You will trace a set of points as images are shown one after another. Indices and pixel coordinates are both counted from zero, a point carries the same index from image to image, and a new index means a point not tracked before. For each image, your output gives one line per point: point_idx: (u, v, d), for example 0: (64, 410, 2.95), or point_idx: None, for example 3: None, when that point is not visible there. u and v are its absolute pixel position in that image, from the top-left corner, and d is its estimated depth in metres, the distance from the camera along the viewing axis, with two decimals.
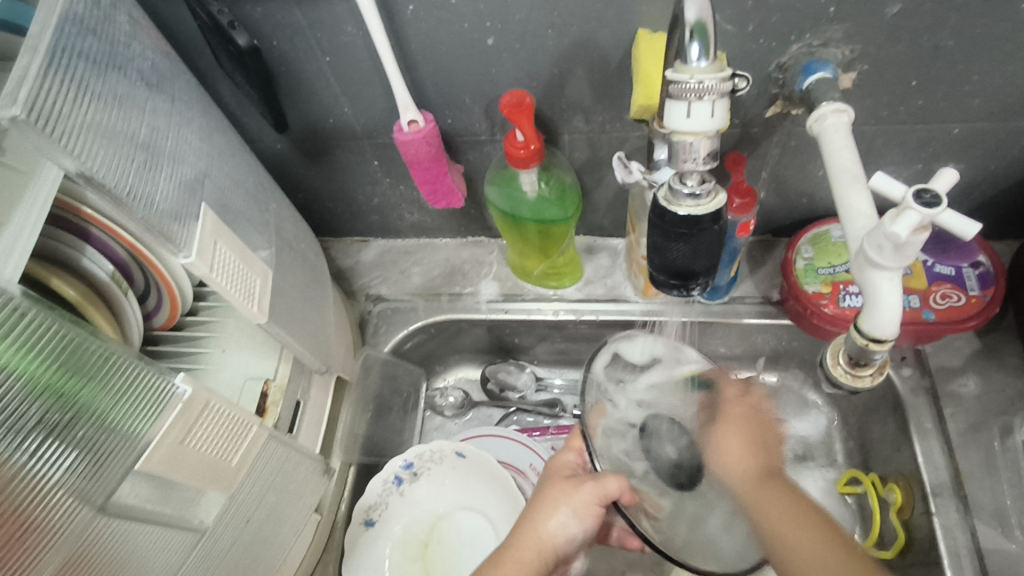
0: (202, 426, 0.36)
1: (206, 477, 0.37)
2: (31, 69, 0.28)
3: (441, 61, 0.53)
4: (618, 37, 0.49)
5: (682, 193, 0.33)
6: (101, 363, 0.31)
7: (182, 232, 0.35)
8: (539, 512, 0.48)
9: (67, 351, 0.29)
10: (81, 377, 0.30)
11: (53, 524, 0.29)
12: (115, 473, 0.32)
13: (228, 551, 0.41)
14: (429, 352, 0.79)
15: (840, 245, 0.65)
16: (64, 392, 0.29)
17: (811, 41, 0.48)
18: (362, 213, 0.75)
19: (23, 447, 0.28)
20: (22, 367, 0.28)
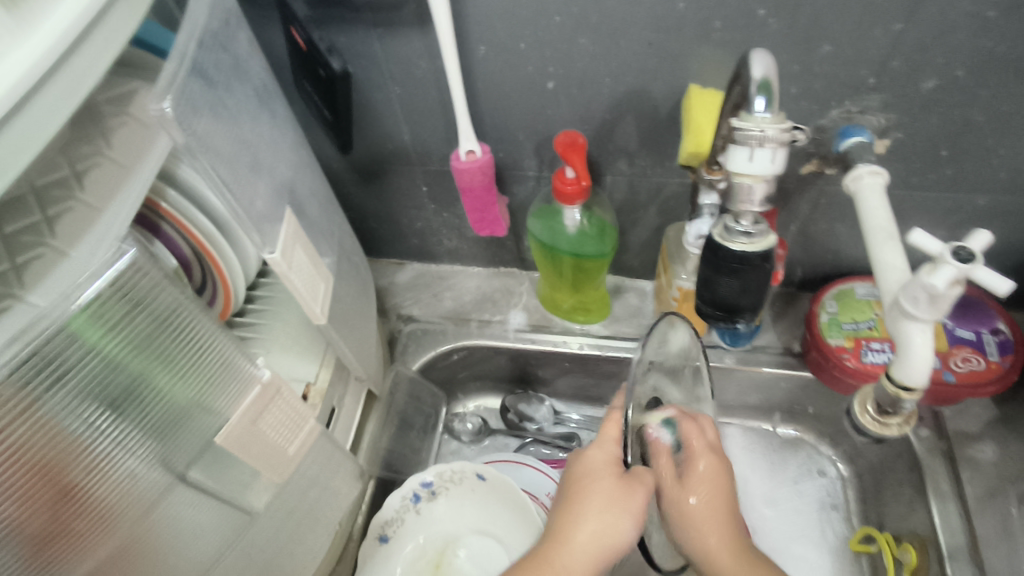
0: (271, 413, 0.42)
1: (268, 460, 0.42)
2: (179, 72, 0.31)
3: (502, 98, 0.56)
4: (670, 89, 0.53)
5: (736, 231, 0.36)
6: (197, 344, 0.37)
7: (272, 230, 0.38)
8: (575, 515, 0.45)
9: (174, 330, 0.35)
10: (170, 359, 0.36)
11: (129, 490, 0.34)
12: (182, 447, 0.37)
13: (268, 543, 0.45)
14: (452, 376, 0.81)
15: (865, 301, 0.67)
16: (150, 370, 0.35)
17: (851, 108, 0.51)
18: (403, 235, 0.78)
19: (131, 402, 0.34)
20: (127, 345, 0.33)
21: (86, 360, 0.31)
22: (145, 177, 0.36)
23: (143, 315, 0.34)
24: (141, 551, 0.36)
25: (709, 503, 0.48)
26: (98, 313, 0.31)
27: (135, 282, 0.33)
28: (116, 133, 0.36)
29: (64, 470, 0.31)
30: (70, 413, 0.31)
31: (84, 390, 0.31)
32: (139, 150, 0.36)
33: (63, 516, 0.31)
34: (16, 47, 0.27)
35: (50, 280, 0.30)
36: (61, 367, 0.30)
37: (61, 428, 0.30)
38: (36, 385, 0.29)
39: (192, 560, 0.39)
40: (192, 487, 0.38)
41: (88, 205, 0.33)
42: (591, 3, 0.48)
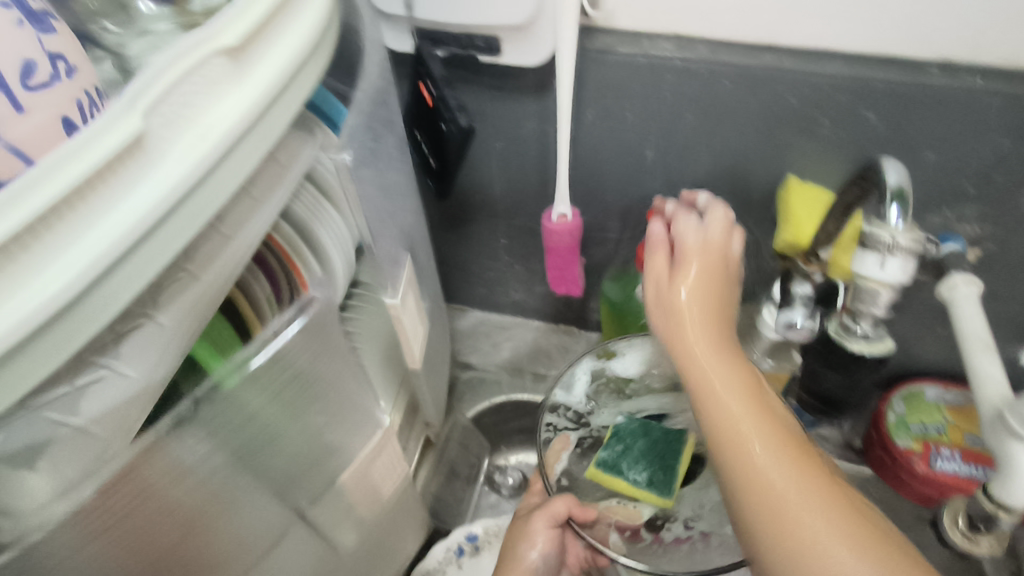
0: (379, 454, 0.49)
1: (368, 498, 0.49)
2: None
3: (599, 165, 0.58)
4: (768, 175, 0.54)
5: None
6: (316, 401, 0.42)
7: None
8: (515, 555, 0.58)
9: (305, 390, 0.41)
10: (295, 414, 0.41)
11: (234, 517, 0.40)
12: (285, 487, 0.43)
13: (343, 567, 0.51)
14: (501, 427, 0.81)
15: (934, 405, 0.65)
16: (289, 425, 0.41)
17: (947, 214, 0.52)
18: (471, 282, 0.79)
19: (264, 452, 0.40)
20: (271, 405, 0.39)
21: (234, 416, 0.37)
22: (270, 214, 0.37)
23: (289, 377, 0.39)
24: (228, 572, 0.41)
25: (767, 434, 0.35)
26: (263, 378, 0.37)
27: (291, 355, 0.38)
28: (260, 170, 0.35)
29: (190, 497, 0.37)
30: (214, 456, 0.37)
31: (225, 440, 0.37)
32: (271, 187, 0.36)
33: (176, 535, 0.37)
34: (227, 92, 0.27)
35: (178, 302, 0.33)
36: (219, 418, 0.36)
37: (199, 467, 0.36)
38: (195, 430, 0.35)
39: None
40: (300, 525, 0.45)
41: (224, 234, 0.34)
42: (704, 90, 0.50)
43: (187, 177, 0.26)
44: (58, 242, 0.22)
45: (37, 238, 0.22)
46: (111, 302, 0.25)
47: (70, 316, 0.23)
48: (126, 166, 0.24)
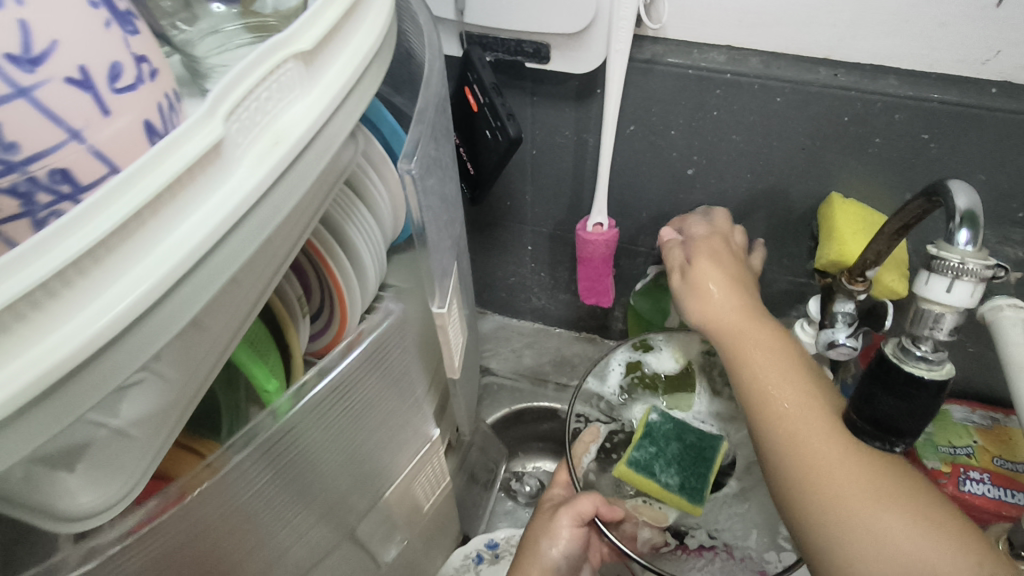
0: (424, 467, 0.51)
1: (408, 512, 0.51)
2: (420, 134, 0.33)
3: (637, 177, 0.58)
4: (810, 193, 0.53)
5: (914, 353, 0.35)
6: (367, 426, 0.43)
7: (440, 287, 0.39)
8: (532, 553, 0.55)
9: (358, 417, 0.42)
10: (347, 439, 0.42)
11: (274, 542, 0.40)
12: (329, 510, 0.43)
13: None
14: (519, 434, 0.80)
15: (963, 427, 0.65)
16: (337, 451, 0.42)
17: (991, 238, 0.52)
18: (494, 287, 0.78)
19: (319, 475, 0.41)
20: (324, 434, 0.40)
21: (291, 444, 0.37)
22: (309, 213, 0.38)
23: (345, 408, 0.40)
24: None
25: (871, 514, 0.35)
26: (318, 408, 0.38)
27: (346, 389, 0.39)
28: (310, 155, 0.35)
29: (243, 517, 0.37)
30: (269, 481, 0.38)
31: (279, 473, 0.38)
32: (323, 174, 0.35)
33: (222, 554, 0.37)
34: (303, 99, 0.28)
35: None
36: (276, 445, 0.36)
37: (255, 488, 0.37)
38: (257, 455, 0.36)
39: None
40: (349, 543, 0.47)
41: None
42: (752, 106, 0.49)
43: (260, 185, 0.26)
44: (131, 255, 0.22)
45: (116, 248, 0.22)
46: (182, 309, 0.25)
47: (147, 322, 0.24)
48: (201, 178, 0.24)
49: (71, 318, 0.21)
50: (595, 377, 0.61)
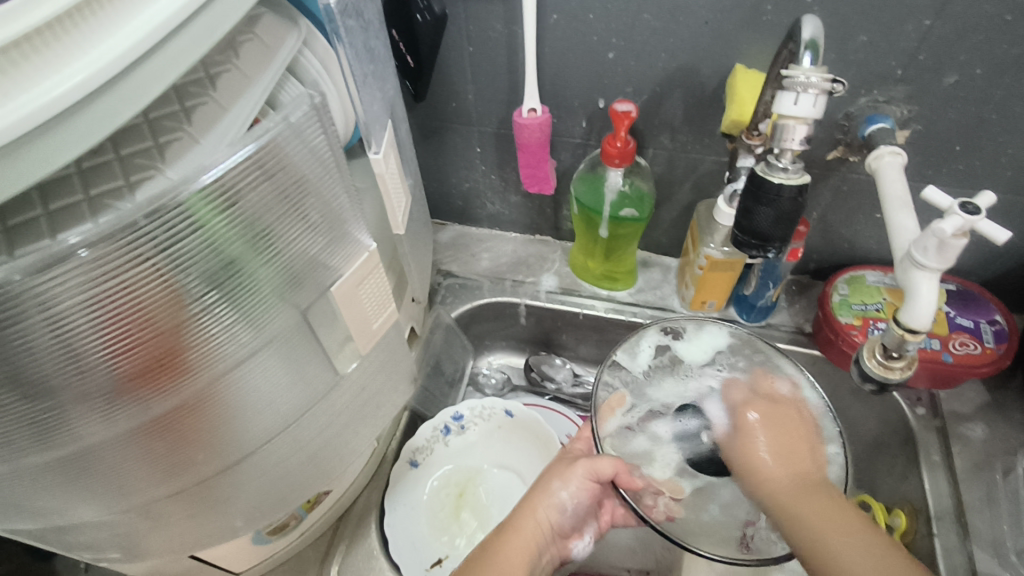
0: (369, 283, 0.47)
1: (358, 327, 0.47)
2: None
3: (566, 66, 0.63)
4: (718, 68, 0.59)
5: (777, 166, 0.42)
6: (291, 228, 0.40)
7: (377, 137, 0.46)
8: (544, 488, 0.58)
9: (279, 211, 0.39)
10: (272, 237, 0.39)
11: (213, 348, 0.39)
12: (272, 319, 0.41)
13: (320, 434, 0.49)
14: (482, 332, 0.87)
15: (874, 287, 0.73)
16: (253, 251, 0.38)
17: (877, 97, 0.58)
18: (450, 195, 0.84)
19: (242, 272, 0.38)
20: (233, 229, 0.36)
21: (193, 236, 0.34)
22: (265, 87, 0.46)
23: (248, 201, 0.37)
24: (214, 407, 0.41)
25: (777, 448, 0.48)
26: (209, 196, 0.34)
27: (240, 180, 0.35)
28: (244, 51, 0.45)
29: (167, 316, 0.35)
30: (187, 283, 0.35)
31: (196, 259, 0.35)
32: (260, 65, 0.46)
33: (155, 354, 0.36)
34: None
35: (186, 158, 0.40)
36: (172, 239, 0.33)
37: (167, 284, 0.34)
38: (153, 246, 0.33)
39: (271, 419, 0.44)
40: (274, 355, 0.42)
41: (221, 106, 0.43)
42: None
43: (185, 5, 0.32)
44: (96, 31, 0.28)
45: (74, 31, 0.28)
46: (139, 94, 0.31)
47: (114, 92, 0.29)
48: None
49: (53, 72, 0.27)
50: (624, 353, 0.55)
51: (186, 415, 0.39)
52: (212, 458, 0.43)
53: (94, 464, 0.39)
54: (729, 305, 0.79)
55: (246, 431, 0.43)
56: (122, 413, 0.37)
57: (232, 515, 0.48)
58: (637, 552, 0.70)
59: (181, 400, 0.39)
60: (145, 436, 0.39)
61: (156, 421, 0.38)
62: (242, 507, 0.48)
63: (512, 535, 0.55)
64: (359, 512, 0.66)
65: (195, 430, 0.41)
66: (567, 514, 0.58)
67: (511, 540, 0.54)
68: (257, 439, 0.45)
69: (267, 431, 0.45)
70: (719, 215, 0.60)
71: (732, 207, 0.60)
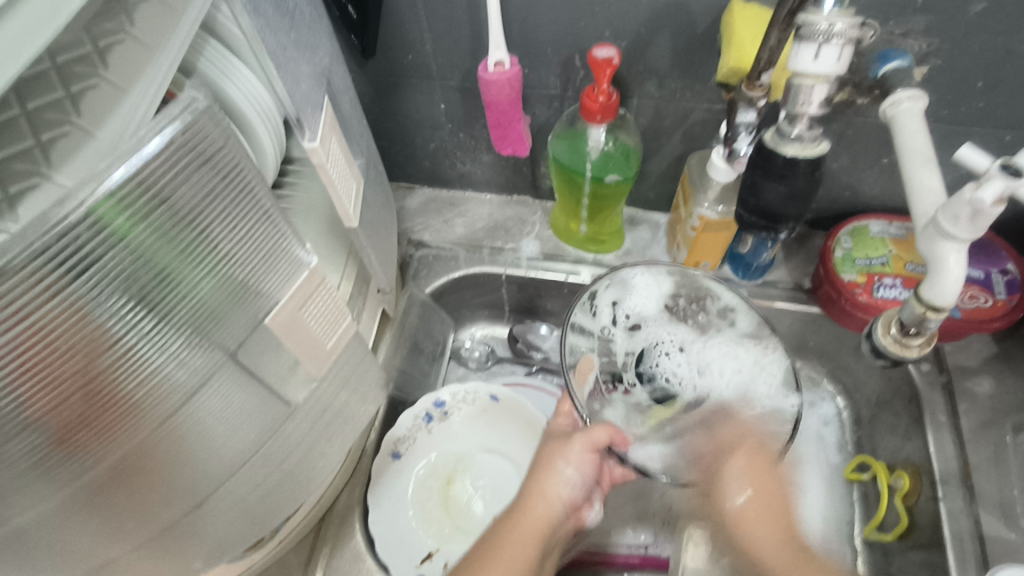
0: (315, 301, 0.40)
1: (308, 351, 0.40)
2: None
3: (535, 7, 0.54)
4: (711, 3, 0.51)
5: (790, 136, 0.38)
6: (231, 235, 0.33)
7: (310, 121, 0.40)
8: (545, 466, 0.51)
9: (212, 216, 0.31)
10: (208, 251, 0.32)
11: (158, 385, 0.32)
12: (219, 343, 0.35)
13: (285, 459, 0.44)
14: (461, 303, 0.81)
15: (879, 239, 0.67)
16: (192, 263, 0.31)
17: (893, 30, 0.50)
18: (416, 157, 0.76)
19: (177, 293, 0.31)
20: (160, 239, 0.29)
21: (112, 254, 0.27)
22: (170, 59, 0.38)
23: (177, 202, 0.29)
24: (168, 448, 0.35)
25: (755, 483, 0.45)
26: (124, 202, 0.27)
27: (166, 174, 0.28)
28: (139, 12, 0.36)
29: (96, 357, 0.29)
30: (110, 316, 0.28)
31: (116, 282, 0.28)
32: (161, 30, 0.37)
33: (87, 405, 0.29)
34: None
35: (77, 160, 0.32)
36: (84, 260, 0.26)
37: (88, 318, 0.28)
38: (61, 274, 0.26)
39: (231, 451, 0.39)
40: (228, 379, 0.36)
41: (118, 87, 0.35)
42: None
43: None
44: None
45: None
46: None
47: None
48: None
49: None
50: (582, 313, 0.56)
51: (126, 464, 0.33)
52: (170, 503, 0.37)
53: (27, 535, 0.32)
54: (724, 264, 0.74)
55: (200, 472, 0.38)
56: (58, 474, 0.31)
57: (190, 558, 0.43)
58: (635, 528, 0.66)
59: (127, 447, 0.33)
60: (90, 492, 0.33)
61: (100, 475, 0.32)
62: (204, 547, 0.43)
63: (523, 529, 0.47)
64: (341, 512, 0.62)
65: (141, 478, 0.35)
66: (577, 493, 0.51)
67: (519, 534, 0.47)
68: (219, 473, 0.39)
69: (220, 470, 0.39)
70: (713, 171, 0.54)
71: (730, 165, 0.53)
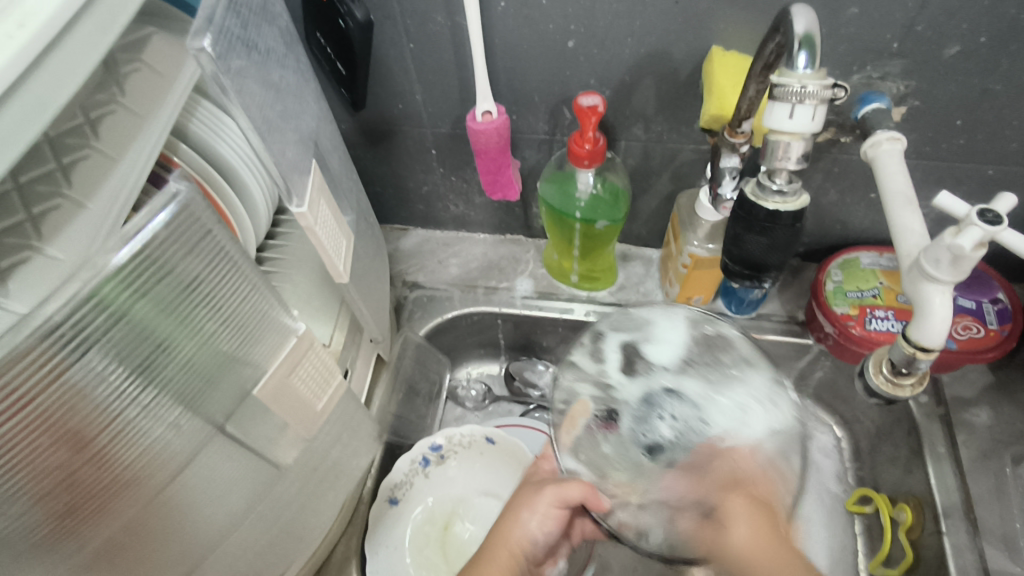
0: (305, 365, 0.40)
1: (297, 414, 0.40)
2: (217, 8, 0.33)
3: (521, 57, 0.55)
4: (692, 51, 0.52)
5: (771, 189, 0.39)
6: (224, 306, 0.33)
7: (299, 184, 0.41)
8: (512, 515, 0.50)
9: (206, 290, 0.32)
10: (200, 324, 0.32)
11: (153, 456, 0.32)
12: (211, 412, 0.35)
13: (276, 519, 0.44)
14: (456, 343, 0.81)
15: (869, 271, 0.68)
16: (187, 335, 0.32)
17: (871, 74, 0.51)
18: (408, 200, 0.77)
19: (168, 367, 0.31)
20: (158, 314, 0.30)
21: (111, 333, 0.28)
22: (162, 126, 0.38)
23: (178, 272, 0.30)
24: (159, 519, 0.34)
25: (757, 460, 0.39)
26: (128, 279, 0.27)
27: (167, 249, 0.29)
28: (131, 84, 0.37)
29: (93, 433, 0.29)
30: (104, 395, 0.28)
31: (111, 360, 0.28)
32: (151, 99, 0.38)
33: (81, 482, 0.29)
34: None
35: (68, 232, 0.32)
36: (86, 339, 0.26)
37: (87, 398, 0.28)
38: (62, 357, 0.26)
39: (221, 518, 0.39)
40: (221, 446, 0.36)
41: (107, 155, 0.35)
42: None
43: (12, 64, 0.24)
44: None
45: None
46: None
47: None
48: None
49: None
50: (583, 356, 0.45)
51: (118, 536, 0.33)
52: None
53: None
54: (716, 298, 0.74)
55: (191, 539, 0.37)
56: (52, 551, 0.30)
57: None
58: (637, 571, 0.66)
59: (121, 520, 0.32)
60: (82, 566, 0.32)
61: (94, 548, 0.32)
62: None
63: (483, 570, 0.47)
64: (338, 563, 0.61)
65: (133, 550, 0.34)
66: (538, 544, 0.50)
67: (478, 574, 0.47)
68: (209, 542, 0.39)
69: (208, 539, 0.39)
70: (699, 211, 0.55)
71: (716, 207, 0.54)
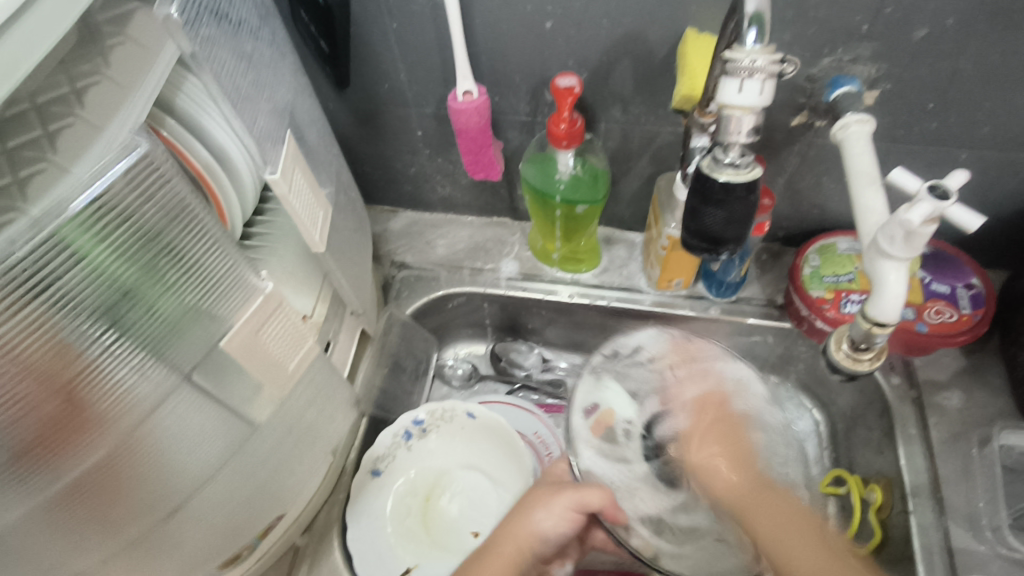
0: (274, 324, 0.42)
1: (267, 372, 0.42)
2: None
3: (501, 38, 0.56)
4: (667, 33, 0.53)
5: (724, 161, 0.40)
6: (186, 259, 0.35)
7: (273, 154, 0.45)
8: (529, 510, 0.50)
9: (167, 241, 0.34)
10: (162, 274, 0.34)
11: (121, 398, 0.34)
12: (178, 361, 0.37)
13: (252, 477, 0.46)
14: (443, 323, 0.82)
15: (846, 256, 0.69)
16: (149, 283, 0.33)
17: (842, 57, 0.52)
18: (397, 181, 0.79)
19: (134, 312, 0.33)
20: (121, 261, 0.32)
21: (75, 275, 0.30)
22: (169, 62, 0.38)
23: (137, 220, 0.32)
24: (130, 463, 0.36)
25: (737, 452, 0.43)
26: (87, 222, 0.29)
27: (126, 196, 0.31)
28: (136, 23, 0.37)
29: (61, 371, 0.31)
30: (70, 335, 0.30)
31: (76, 302, 0.30)
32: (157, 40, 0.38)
33: (51, 420, 0.31)
34: None
35: (87, 152, 0.31)
36: (50, 279, 0.29)
37: (51, 336, 0.29)
38: (28, 295, 0.28)
39: (194, 468, 0.41)
40: (189, 395, 0.38)
41: (116, 84, 0.35)
42: None
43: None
44: None
45: None
46: None
47: None
48: None
49: None
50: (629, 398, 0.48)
51: (90, 475, 0.35)
52: (134, 518, 0.39)
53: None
54: (698, 281, 0.75)
55: (163, 485, 0.39)
56: (27, 485, 0.32)
57: None
58: None
59: (92, 459, 0.34)
60: (56, 503, 0.34)
61: (68, 486, 0.34)
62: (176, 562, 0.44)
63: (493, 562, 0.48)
64: (320, 529, 0.63)
65: (105, 490, 0.36)
66: (551, 543, 0.50)
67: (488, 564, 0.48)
68: (182, 490, 0.41)
69: (182, 487, 0.41)
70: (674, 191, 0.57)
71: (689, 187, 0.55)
